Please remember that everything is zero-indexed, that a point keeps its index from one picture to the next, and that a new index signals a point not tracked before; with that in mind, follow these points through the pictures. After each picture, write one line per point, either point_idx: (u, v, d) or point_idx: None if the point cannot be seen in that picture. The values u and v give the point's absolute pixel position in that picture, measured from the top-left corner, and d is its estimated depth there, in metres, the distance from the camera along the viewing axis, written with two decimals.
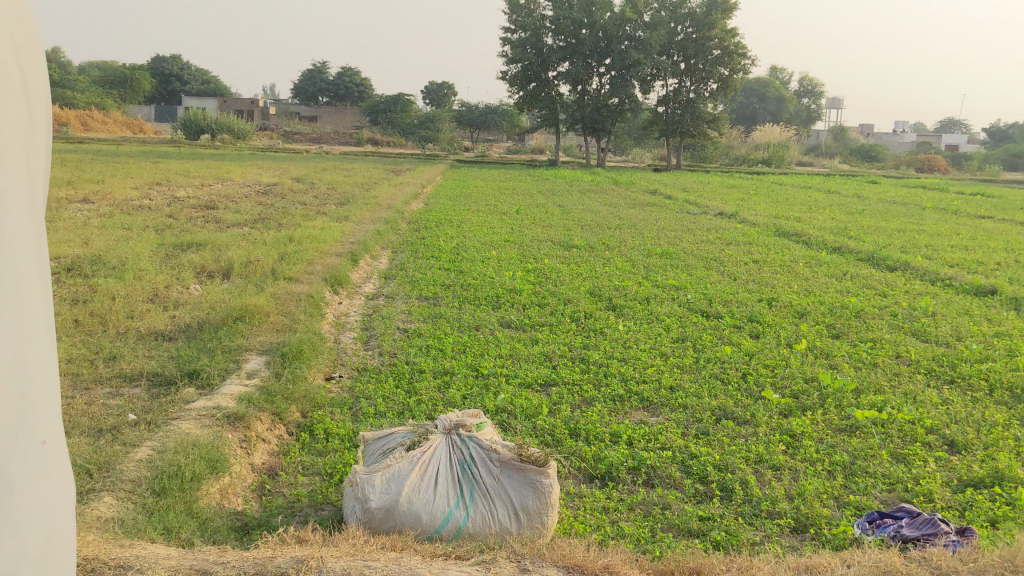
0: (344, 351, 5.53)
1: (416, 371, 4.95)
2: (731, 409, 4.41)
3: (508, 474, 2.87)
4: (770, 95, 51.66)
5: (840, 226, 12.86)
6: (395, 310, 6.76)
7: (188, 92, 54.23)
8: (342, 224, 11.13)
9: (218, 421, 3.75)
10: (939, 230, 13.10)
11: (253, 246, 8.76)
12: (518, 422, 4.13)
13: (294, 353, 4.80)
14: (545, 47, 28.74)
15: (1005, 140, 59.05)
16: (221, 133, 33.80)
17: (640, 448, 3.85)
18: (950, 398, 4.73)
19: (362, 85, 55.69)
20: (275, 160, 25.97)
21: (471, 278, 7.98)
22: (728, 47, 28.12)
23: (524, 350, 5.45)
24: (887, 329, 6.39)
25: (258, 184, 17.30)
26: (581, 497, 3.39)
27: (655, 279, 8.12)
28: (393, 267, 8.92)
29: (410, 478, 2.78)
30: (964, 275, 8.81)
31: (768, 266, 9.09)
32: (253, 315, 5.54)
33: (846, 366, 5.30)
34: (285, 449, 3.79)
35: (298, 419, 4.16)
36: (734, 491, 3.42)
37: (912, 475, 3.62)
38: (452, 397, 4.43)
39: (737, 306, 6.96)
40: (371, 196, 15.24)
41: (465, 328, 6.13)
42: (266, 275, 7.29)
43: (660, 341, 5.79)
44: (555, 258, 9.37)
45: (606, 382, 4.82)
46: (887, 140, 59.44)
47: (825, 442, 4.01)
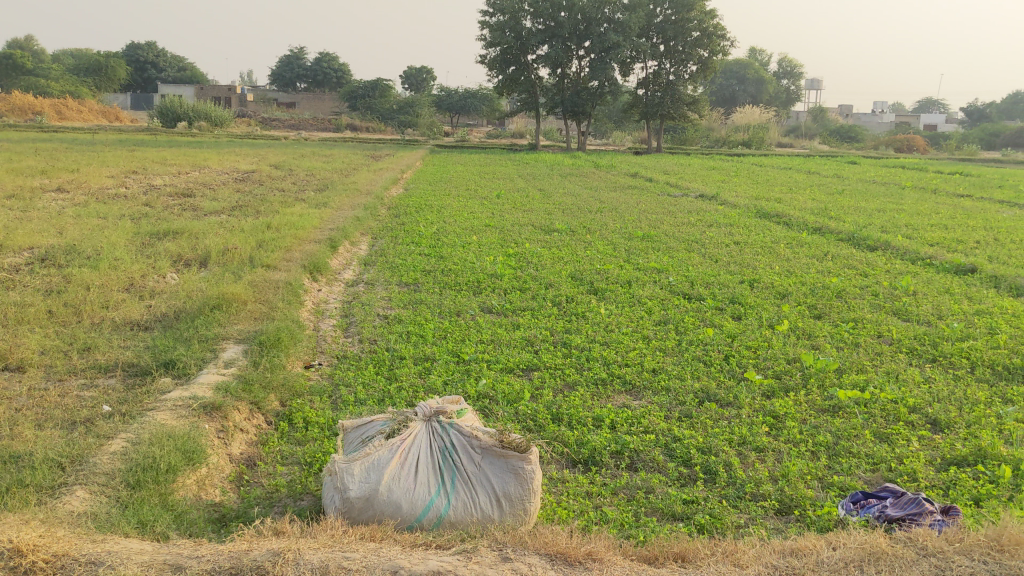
0: (323, 339, 5.47)
1: (396, 358, 4.89)
2: (714, 391, 4.39)
3: (490, 461, 2.83)
4: (749, 76, 51.70)
5: (821, 207, 12.87)
6: (375, 296, 6.70)
7: (164, 80, 53.73)
8: (321, 210, 11.03)
9: (195, 412, 3.69)
10: (918, 209, 13.15)
11: (231, 233, 8.66)
12: (499, 407, 4.09)
13: (272, 341, 4.73)
14: (524, 30, 28.54)
15: (982, 120, 59.36)
16: (198, 120, 33.50)
17: (623, 432, 3.82)
18: (932, 377, 4.73)
19: (340, 70, 55.33)
20: (253, 147, 25.76)
21: (452, 263, 7.93)
22: (706, 29, 28.08)
23: (506, 335, 5.41)
24: (868, 309, 6.38)
25: (235, 171, 17.14)
26: (564, 482, 3.36)
27: (636, 262, 8.09)
28: (373, 253, 8.84)
29: (390, 466, 2.73)
30: (944, 254, 8.83)
31: (749, 248, 9.09)
32: (230, 303, 5.47)
33: (828, 346, 5.29)
34: (264, 439, 3.74)
35: (277, 408, 4.10)
36: (718, 474, 3.39)
37: (896, 454, 3.60)
38: (433, 383, 4.38)
39: (718, 288, 6.95)
40: (350, 182, 15.14)
41: (446, 314, 6.08)
42: (244, 263, 7.21)
43: (643, 324, 5.76)
44: (536, 242, 9.32)
45: (588, 366, 4.79)
46: (865, 120, 59.65)
47: (808, 423, 3.99)
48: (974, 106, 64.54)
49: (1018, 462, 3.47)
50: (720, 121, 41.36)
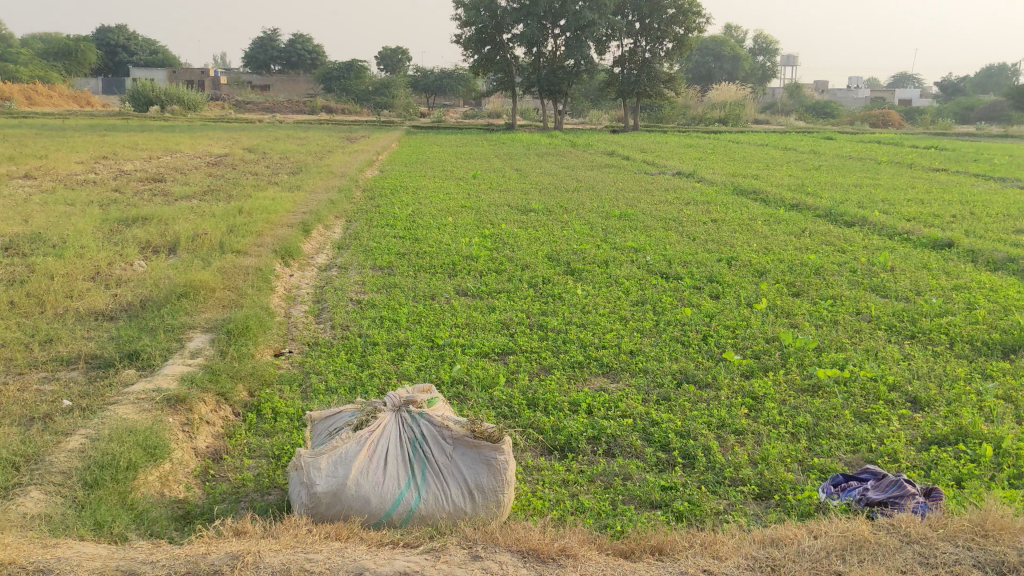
0: (295, 325, 5.35)
1: (369, 344, 4.79)
2: (692, 372, 4.33)
3: (462, 452, 2.75)
4: (725, 54, 51.62)
5: (798, 183, 12.83)
6: (348, 281, 6.58)
7: (135, 64, 53.01)
8: (294, 194, 10.86)
9: (158, 404, 3.58)
10: (894, 184, 13.15)
11: (201, 219, 8.49)
12: (474, 394, 4.00)
13: (240, 329, 4.62)
14: (499, 9, 28.27)
15: (956, 94, 59.68)
16: (170, 104, 33.02)
17: (600, 416, 3.74)
18: (911, 354, 4.69)
19: (315, 52, 54.73)
20: (227, 131, 25.41)
21: (427, 246, 7.81)
22: (682, 6, 27.95)
23: (481, 319, 5.31)
24: (846, 286, 6.33)
25: (208, 156, 16.88)
26: (539, 470, 3.28)
27: (613, 241, 8.01)
28: (348, 237, 8.70)
29: (358, 459, 2.64)
30: (921, 229, 8.80)
31: (726, 225, 9.04)
32: (198, 291, 5.33)
33: (807, 325, 5.24)
34: (231, 431, 3.63)
35: (245, 399, 4.00)
36: (697, 459, 3.33)
37: (876, 435, 3.55)
38: (406, 369, 4.29)
39: (696, 266, 6.88)
40: (325, 164, 14.94)
41: (420, 297, 5.98)
42: (214, 249, 7.05)
43: (620, 304, 5.69)
44: (512, 223, 9.22)
45: (564, 349, 4.70)
46: (842, 96, 59.76)
47: (787, 404, 3.93)
48: (949, 79, 64.85)
49: (999, 439, 3.43)
50: (697, 98, 41.26)
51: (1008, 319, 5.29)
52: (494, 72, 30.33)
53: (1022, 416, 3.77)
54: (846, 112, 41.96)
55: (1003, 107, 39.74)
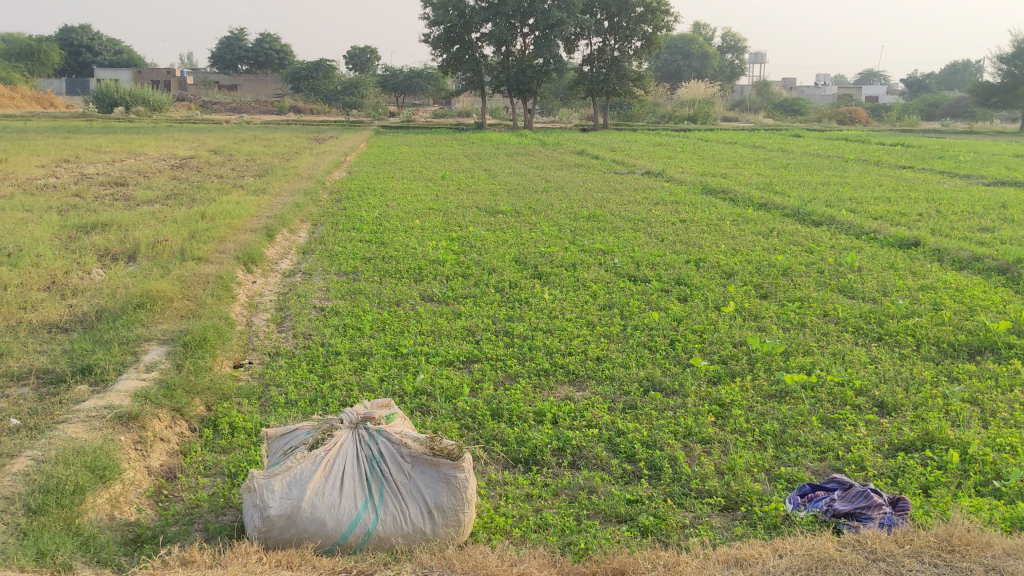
0: (255, 335, 5.24)
1: (331, 354, 4.69)
2: (659, 379, 4.27)
3: (420, 470, 2.68)
4: (694, 52, 51.90)
5: (766, 181, 12.86)
6: (312, 287, 6.48)
7: (100, 64, 52.35)
8: (259, 197, 10.71)
9: (110, 422, 3.47)
10: (861, 182, 13.22)
11: (162, 224, 8.33)
12: (438, 404, 3.91)
13: (197, 341, 4.51)
14: (467, 8, 28.13)
15: (922, 90, 60.35)
16: (135, 105, 32.59)
17: (565, 426, 3.68)
18: (878, 356, 4.68)
19: (283, 51, 54.34)
20: (193, 132, 25.15)
21: (393, 250, 7.71)
22: (650, 5, 28.02)
23: (446, 325, 5.23)
24: (814, 287, 6.32)
25: (172, 158, 16.65)
26: (503, 484, 3.22)
27: (582, 243, 7.95)
28: (312, 241, 8.59)
29: (313, 481, 2.56)
30: (887, 228, 8.82)
31: (694, 225, 9.02)
32: (155, 301, 5.20)
33: (774, 328, 5.21)
34: (186, 448, 3.54)
35: (201, 413, 3.90)
36: (663, 470, 3.27)
37: (843, 441, 3.51)
38: (369, 380, 4.20)
39: (664, 269, 6.83)
40: (291, 166, 14.78)
41: (384, 304, 5.88)
42: (174, 256, 6.91)
43: (587, 309, 5.62)
44: (480, 225, 9.15)
45: (530, 357, 4.63)
46: (811, 93, 60.13)
47: (755, 410, 3.89)
48: (914, 75, 65.56)
49: (966, 446, 3.40)
50: (666, 96, 41.38)
51: (973, 320, 5.30)
52: (463, 71, 30.20)
53: (988, 419, 3.75)
54: (813, 109, 42.23)
55: (968, 103, 40.26)
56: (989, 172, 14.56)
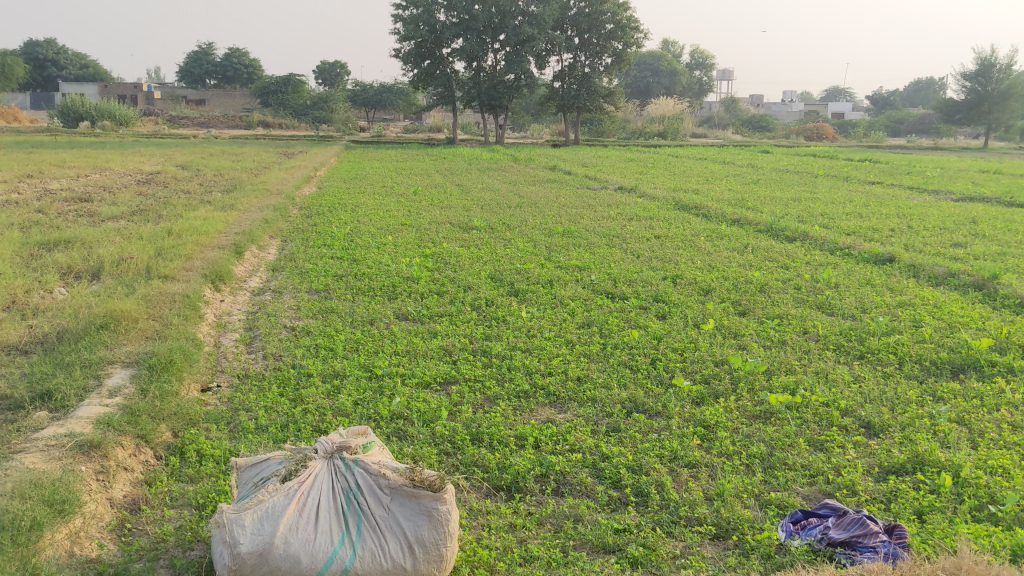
0: (223, 356, 5.08)
1: (303, 376, 4.54)
2: (642, 400, 4.17)
3: (400, 503, 2.57)
4: (663, 68, 52.26)
5: (737, 198, 12.83)
6: (283, 305, 6.31)
7: (66, 78, 51.77)
8: (227, 213, 10.51)
9: (70, 451, 3.31)
10: (832, 198, 13.28)
11: (127, 241, 8.11)
12: (415, 429, 3.78)
13: (162, 364, 4.35)
14: (438, 24, 27.97)
15: (887, 107, 61.21)
16: (101, 120, 32.12)
17: (548, 451, 3.56)
18: (862, 375, 4.60)
19: (251, 66, 53.87)
20: (160, 147, 24.79)
21: (366, 267, 7.57)
22: (620, 21, 28.17)
23: (422, 345, 5.10)
24: (792, 304, 6.27)
25: (138, 173, 16.38)
26: (485, 514, 3.10)
27: (558, 260, 7.85)
28: (282, 258, 8.42)
29: (286, 515, 2.43)
30: (861, 243, 8.81)
31: (669, 241, 8.96)
32: (119, 322, 5.03)
33: (754, 346, 5.13)
34: (151, 477, 3.39)
35: (167, 440, 3.75)
36: (650, 497, 3.16)
37: (833, 465, 3.43)
38: (343, 404, 4.05)
39: (641, 285, 6.75)
40: (260, 181, 14.55)
41: (358, 323, 5.74)
42: (140, 274, 6.72)
43: (565, 327, 5.52)
44: (454, 241, 9.04)
45: (509, 377, 4.51)
46: (778, 110, 60.78)
47: (740, 432, 3.80)
48: (878, 92, 66.44)
49: (957, 468, 3.33)
50: (636, 113, 41.54)
51: (954, 337, 5.25)
52: (434, 86, 30.08)
53: (977, 440, 3.68)
54: (780, 125, 42.70)
55: (932, 120, 40.91)
56: (957, 187, 14.67)
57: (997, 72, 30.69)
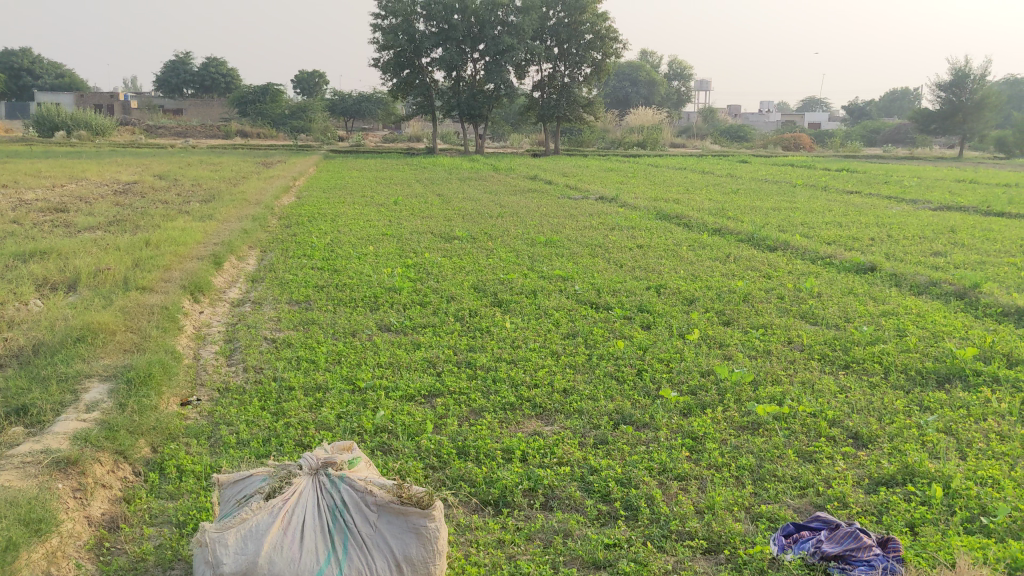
0: (204, 369, 5.00)
1: (284, 389, 4.46)
2: (629, 412, 4.12)
3: (387, 520, 2.53)
4: (642, 78, 52.50)
5: (718, 207, 12.86)
6: (263, 317, 6.23)
7: (41, 87, 51.35)
8: (205, 223, 10.41)
9: (46, 469, 3.23)
10: (812, 207, 13.34)
11: (104, 252, 8.00)
12: (401, 443, 3.72)
13: (141, 378, 4.27)
14: (418, 33, 27.91)
15: (863, 117, 61.80)
16: (77, 129, 31.83)
17: (535, 464, 3.51)
18: (848, 386, 4.58)
19: (229, 75, 53.62)
20: (137, 157, 24.60)
21: (347, 277, 7.49)
22: (599, 31, 28.29)
23: (406, 357, 5.03)
24: (776, 313, 6.26)
25: (115, 183, 16.20)
26: (473, 529, 3.04)
27: (541, 270, 7.80)
28: (262, 269, 8.33)
29: (270, 534, 2.36)
30: (842, 252, 8.83)
31: (652, 251, 8.95)
32: (96, 335, 4.94)
33: (740, 356, 5.11)
34: (130, 494, 3.31)
35: (146, 456, 3.67)
36: (640, 510, 3.12)
37: (823, 476, 3.40)
38: (326, 418, 3.99)
39: (625, 295, 6.73)
40: (239, 191, 14.44)
41: (340, 334, 5.67)
42: (117, 286, 6.61)
43: (550, 338, 5.47)
44: (435, 250, 8.99)
45: (494, 390, 4.45)
46: (756, 120, 61.24)
47: (729, 443, 3.76)
48: (854, 102, 67.09)
49: (947, 479, 3.30)
50: (615, 123, 41.69)
51: (939, 347, 5.24)
52: (413, 95, 30.01)
53: (965, 450, 3.66)
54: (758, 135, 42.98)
55: (908, 130, 41.33)
56: (934, 196, 14.78)
57: (972, 83, 31.07)
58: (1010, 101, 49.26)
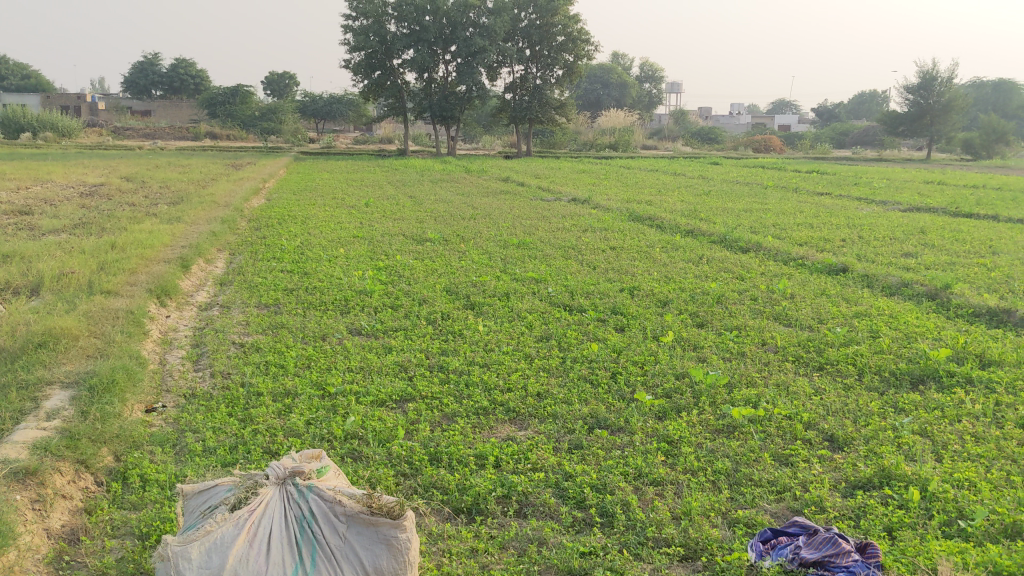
0: (169, 374, 4.89)
1: (253, 395, 4.37)
2: (604, 415, 4.08)
3: (357, 531, 2.46)
4: (613, 81, 52.63)
5: (690, 209, 12.88)
6: (231, 321, 6.12)
7: (6, 88, 50.64)
8: (173, 226, 10.26)
9: (3, 479, 3.12)
10: (783, 208, 13.38)
11: (69, 256, 7.84)
12: (371, 449, 3.64)
13: (103, 385, 4.15)
14: (389, 34, 27.74)
15: (832, 119, 62.33)
16: (42, 131, 31.37)
17: (509, 471, 3.45)
18: (823, 388, 4.55)
19: (199, 76, 53.19)
20: (103, 158, 24.22)
21: (317, 280, 7.38)
22: (571, 33, 28.34)
23: (377, 361, 4.94)
24: (750, 315, 6.23)
25: (81, 185, 15.95)
26: (445, 538, 2.98)
27: (513, 272, 7.74)
28: (230, 272, 8.21)
29: (235, 546, 2.28)
30: (814, 254, 8.85)
31: (625, 253, 8.92)
32: (58, 341, 4.81)
33: (714, 358, 5.08)
34: (91, 505, 3.21)
35: (109, 464, 3.56)
36: (616, 516, 3.07)
37: (799, 480, 3.36)
38: (295, 424, 3.90)
39: (599, 297, 6.68)
40: (207, 193, 14.25)
41: (309, 338, 5.57)
42: (81, 289, 6.47)
43: (523, 341, 5.41)
44: (407, 253, 8.90)
45: (468, 394, 4.38)
46: (726, 122, 61.57)
47: (705, 447, 3.71)
48: (823, 104, 67.66)
49: (924, 482, 3.28)
50: (587, 125, 41.76)
51: (912, 348, 5.24)
52: (385, 97, 29.86)
53: (941, 452, 3.65)
54: (729, 137, 43.24)
55: (876, 132, 41.71)
56: (903, 198, 14.90)
57: (939, 86, 31.41)
58: (975, 104, 49.74)
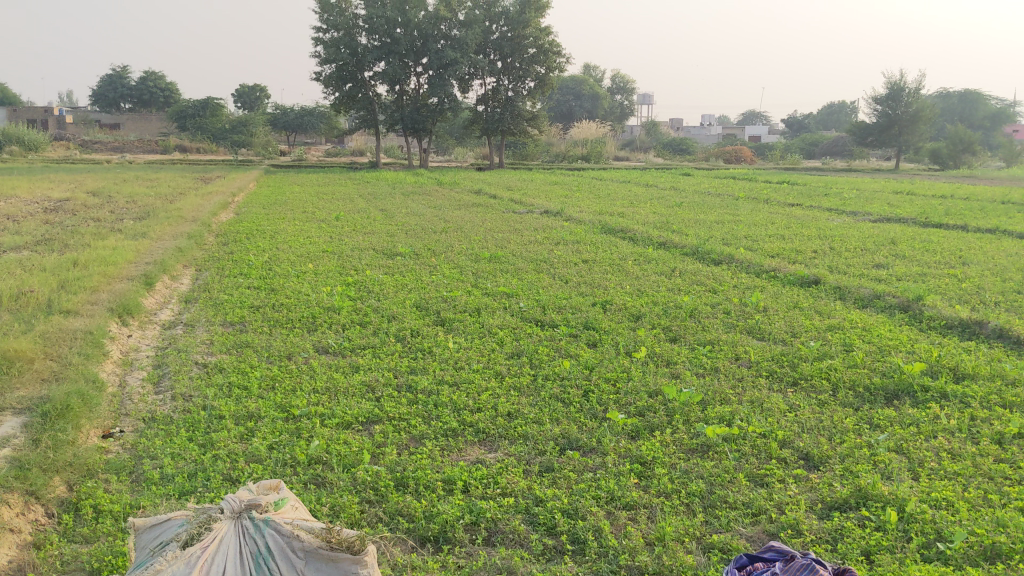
0: (129, 397, 4.73)
1: (214, 418, 4.23)
2: (575, 436, 3.98)
3: (316, 567, 2.35)
4: (585, 92, 52.77)
5: (662, 221, 12.85)
6: (194, 340, 5.96)
7: None
8: (138, 241, 10.08)
9: None
10: (755, 220, 13.40)
11: (28, 274, 7.65)
12: (335, 475, 3.53)
13: (58, 411, 4.00)
14: (360, 47, 27.59)
15: (802, 131, 62.89)
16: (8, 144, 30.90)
17: (478, 496, 3.35)
18: (797, 404, 4.49)
19: (168, 90, 52.83)
20: (71, 173, 23.84)
21: (284, 297, 7.24)
22: (542, 46, 28.39)
23: (343, 381, 4.82)
24: (722, 329, 6.17)
25: (46, 200, 15.67)
26: (411, 569, 2.87)
27: (484, 287, 7.65)
28: (196, 289, 8.05)
29: None
30: (785, 265, 8.83)
31: (597, 266, 8.85)
32: (12, 364, 4.65)
33: (687, 374, 5.01)
34: (41, 539, 3.07)
35: (61, 495, 3.42)
36: (587, 544, 2.98)
37: (774, 502, 3.29)
38: (257, 448, 3.78)
39: (571, 312, 6.59)
40: (174, 208, 14.04)
41: (274, 358, 5.44)
42: (40, 309, 6.30)
43: (494, 358, 5.32)
44: (377, 268, 8.78)
45: (436, 415, 4.27)
46: (697, 133, 61.93)
47: (678, 468, 3.63)
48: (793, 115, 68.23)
49: (902, 502, 3.21)
50: (558, 136, 41.78)
51: (886, 362, 5.19)
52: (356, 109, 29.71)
53: (918, 470, 3.58)
54: (700, 148, 43.44)
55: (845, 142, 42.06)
56: (872, 208, 14.97)
57: (907, 96, 31.70)
58: (942, 116, 50.36)
